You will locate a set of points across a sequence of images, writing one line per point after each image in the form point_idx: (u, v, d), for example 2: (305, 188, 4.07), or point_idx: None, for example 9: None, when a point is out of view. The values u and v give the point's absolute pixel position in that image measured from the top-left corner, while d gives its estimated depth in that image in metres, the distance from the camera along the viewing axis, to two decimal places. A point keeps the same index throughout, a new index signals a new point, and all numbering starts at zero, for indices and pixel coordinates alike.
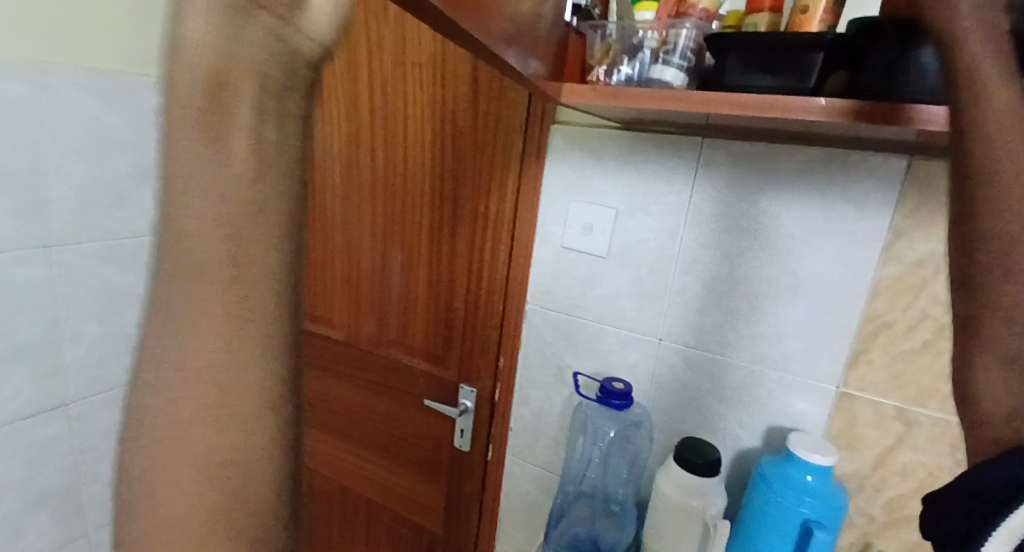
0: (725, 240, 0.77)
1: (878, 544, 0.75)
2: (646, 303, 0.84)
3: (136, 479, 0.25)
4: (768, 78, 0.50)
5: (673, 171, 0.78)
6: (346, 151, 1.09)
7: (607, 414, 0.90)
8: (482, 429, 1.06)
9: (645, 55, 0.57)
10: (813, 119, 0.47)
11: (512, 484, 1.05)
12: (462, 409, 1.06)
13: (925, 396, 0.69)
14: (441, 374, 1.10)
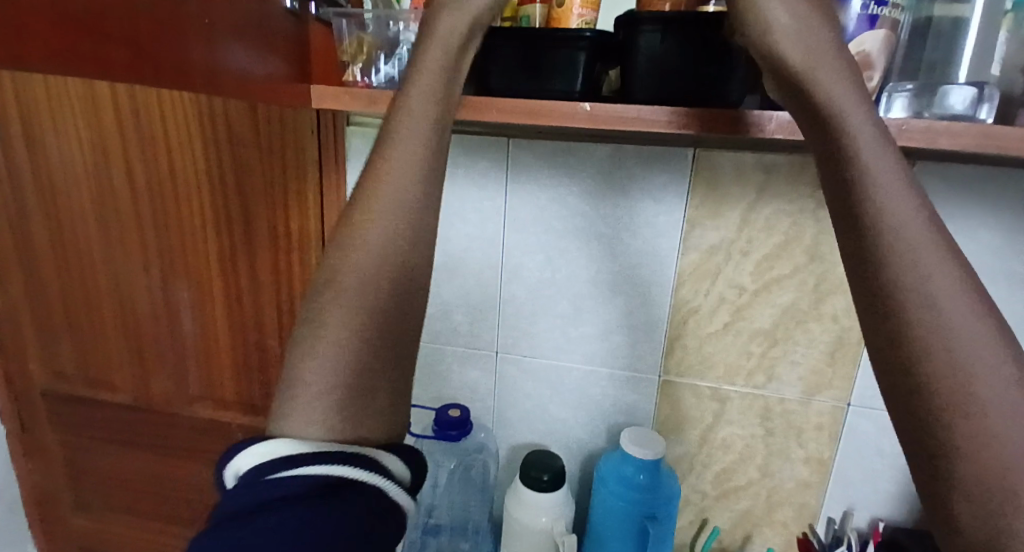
0: (545, 244, 0.74)
1: (712, 516, 0.79)
2: (477, 317, 0.79)
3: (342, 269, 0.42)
4: (535, 78, 0.48)
5: (486, 175, 0.73)
6: (99, 174, 0.89)
7: (447, 449, 0.82)
8: None
9: (405, 48, 0.54)
10: (581, 124, 0.47)
11: None
12: None
13: (733, 372, 0.73)
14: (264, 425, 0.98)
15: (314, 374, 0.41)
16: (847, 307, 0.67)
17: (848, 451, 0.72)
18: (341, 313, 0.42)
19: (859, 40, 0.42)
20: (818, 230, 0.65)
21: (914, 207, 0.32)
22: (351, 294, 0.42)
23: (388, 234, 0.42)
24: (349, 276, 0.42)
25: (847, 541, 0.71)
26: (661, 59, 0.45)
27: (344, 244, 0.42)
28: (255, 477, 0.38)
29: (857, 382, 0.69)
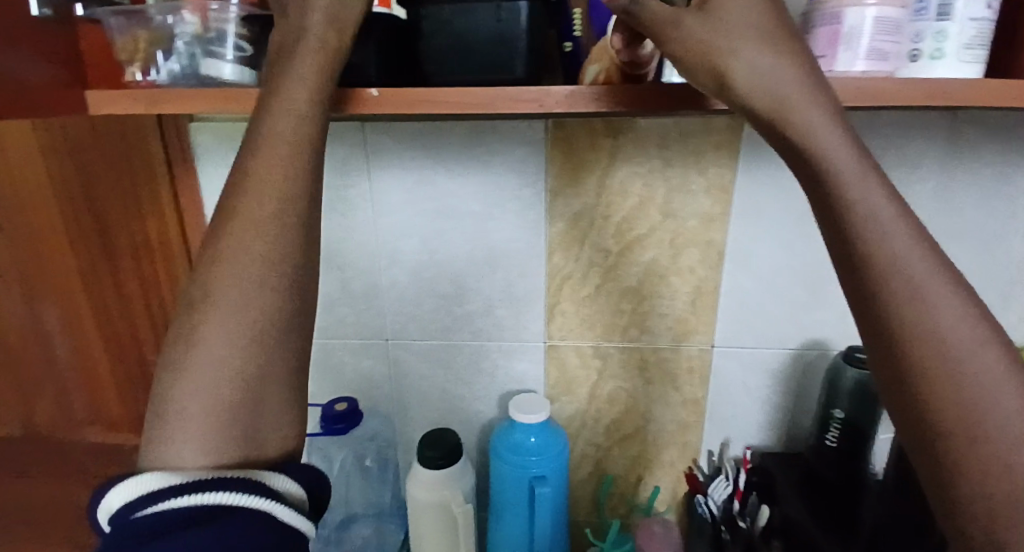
0: (416, 225, 0.74)
1: (608, 466, 0.84)
2: (360, 307, 0.78)
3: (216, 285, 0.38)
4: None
5: (345, 161, 0.71)
6: None
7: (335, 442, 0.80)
8: None
9: (182, 43, 0.48)
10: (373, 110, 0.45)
11: None
12: None
13: (610, 330, 0.77)
14: None
15: (190, 402, 0.37)
16: (702, 259, 0.71)
17: (719, 389, 0.79)
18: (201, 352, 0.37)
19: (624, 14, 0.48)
20: (668, 189, 0.68)
21: (880, 204, 0.33)
22: (210, 336, 0.37)
23: (246, 263, 0.38)
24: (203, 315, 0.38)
25: (726, 471, 0.78)
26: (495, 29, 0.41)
27: (203, 280, 0.38)
28: (124, 518, 0.33)
29: (717, 326, 0.75)
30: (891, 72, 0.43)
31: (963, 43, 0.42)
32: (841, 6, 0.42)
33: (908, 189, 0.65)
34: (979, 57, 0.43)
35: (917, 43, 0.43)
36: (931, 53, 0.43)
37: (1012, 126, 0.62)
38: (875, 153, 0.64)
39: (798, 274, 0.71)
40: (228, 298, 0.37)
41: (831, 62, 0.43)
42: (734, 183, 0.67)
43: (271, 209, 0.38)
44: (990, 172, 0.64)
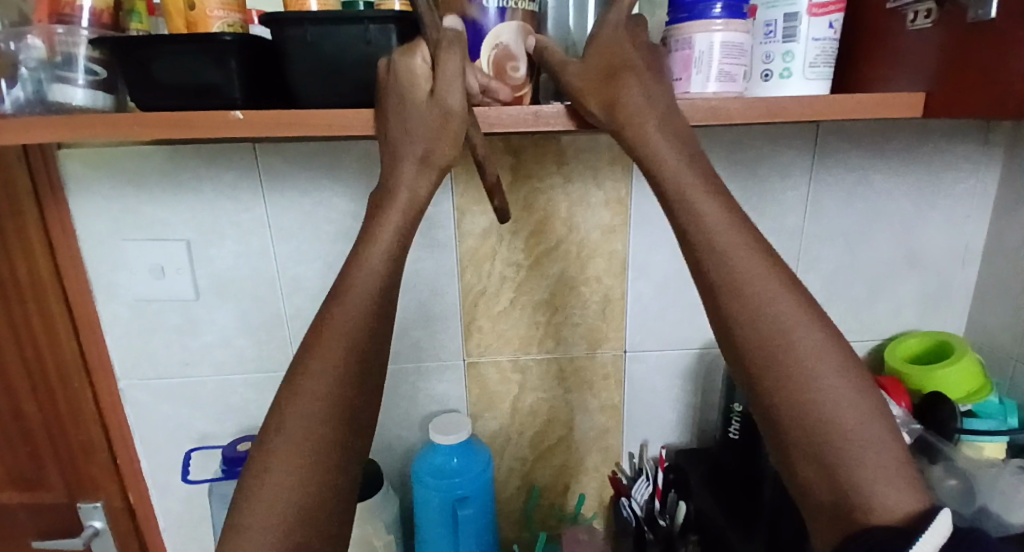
0: (320, 250, 0.71)
1: (534, 478, 0.84)
2: (263, 338, 0.75)
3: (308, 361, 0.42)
4: (186, 84, 0.44)
5: (236, 186, 0.68)
6: None
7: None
8: (128, 540, 0.83)
9: (27, 70, 0.46)
10: (240, 133, 0.43)
11: None
12: (86, 533, 0.80)
13: (527, 344, 0.77)
14: (43, 499, 0.79)
15: (270, 477, 0.40)
16: (608, 268, 0.74)
17: (634, 392, 0.81)
18: (304, 454, 0.40)
19: (496, 33, 0.45)
20: (569, 203, 0.70)
21: (773, 284, 0.41)
22: (304, 434, 0.41)
23: (347, 347, 0.42)
24: (299, 418, 0.41)
25: (646, 471, 0.80)
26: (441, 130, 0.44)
27: (297, 363, 0.43)
28: None
29: (627, 332, 0.77)
30: (740, 92, 0.46)
31: (805, 62, 0.47)
32: (691, 32, 0.45)
33: (781, 195, 0.71)
34: (822, 74, 0.48)
35: (769, 64, 0.48)
36: (780, 73, 0.48)
37: (865, 136, 0.69)
38: (752, 164, 0.69)
39: (695, 277, 0.75)
40: (315, 373, 0.42)
41: (687, 84, 0.46)
42: (630, 195, 0.70)
43: (370, 290, 0.43)
44: (851, 177, 0.71)
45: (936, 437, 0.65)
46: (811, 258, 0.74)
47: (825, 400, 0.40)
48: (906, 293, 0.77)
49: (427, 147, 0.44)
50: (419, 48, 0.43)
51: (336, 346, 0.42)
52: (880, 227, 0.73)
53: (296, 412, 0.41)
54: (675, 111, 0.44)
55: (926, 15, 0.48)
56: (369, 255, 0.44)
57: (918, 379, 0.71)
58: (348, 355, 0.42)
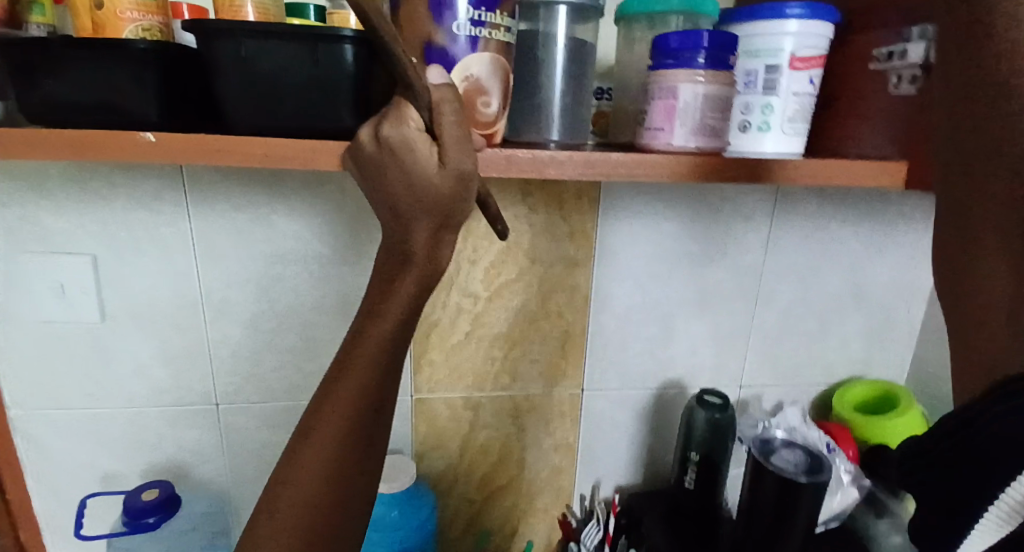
0: (254, 273, 0.64)
1: (482, 519, 0.79)
2: (184, 366, 0.67)
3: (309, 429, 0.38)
4: (83, 96, 0.36)
5: (157, 197, 0.60)
6: None
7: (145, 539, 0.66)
8: None
9: None
10: (151, 159, 0.37)
11: None
12: None
13: (480, 380, 0.72)
14: None
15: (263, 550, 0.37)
16: (569, 303, 0.70)
17: (589, 432, 0.77)
18: (304, 504, 0.37)
19: (466, 63, 0.37)
20: (533, 234, 0.66)
21: None
22: (302, 507, 0.37)
23: (349, 421, 0.37)
24: (309, 470, 0.37)
25: (596, 514, 0.76)
26: (456, 194, 0.35)
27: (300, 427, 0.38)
28: None
29: (587, 369, 0.73)
30: (724, 146, 0.43)
31: (784, 117, 0.44)
32: (676, 80, 0.41)
33: (745, 236, 0.69)
34: (800, 131, 0.45)
35: (747, 115, 0.45)
36: (758, 126, 0.45)
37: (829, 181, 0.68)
38: (716, 204, 0.67)
39: (656, 315, 0.72)
40: (315, 446, 0.37)
41: (669, 135, 0.42)
42: (597, 229, 0.67)
43: (378, 361, 0.37)
44: (815, 221, 0.69)
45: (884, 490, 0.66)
46: (769, 300, 0.72)
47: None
48: (856, 334, 0.76)
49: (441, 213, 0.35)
50: (407, 114, 0.33)
51: (339, 416, 0.37)
52: (841, 271, 0.72)
53: (305, 457, 0.37)
54: (654, 163, 0.40)
55: (911, 80, 0.45)
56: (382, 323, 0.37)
57: (866, 429, 0.70)
58: (350, 431, 0.38)
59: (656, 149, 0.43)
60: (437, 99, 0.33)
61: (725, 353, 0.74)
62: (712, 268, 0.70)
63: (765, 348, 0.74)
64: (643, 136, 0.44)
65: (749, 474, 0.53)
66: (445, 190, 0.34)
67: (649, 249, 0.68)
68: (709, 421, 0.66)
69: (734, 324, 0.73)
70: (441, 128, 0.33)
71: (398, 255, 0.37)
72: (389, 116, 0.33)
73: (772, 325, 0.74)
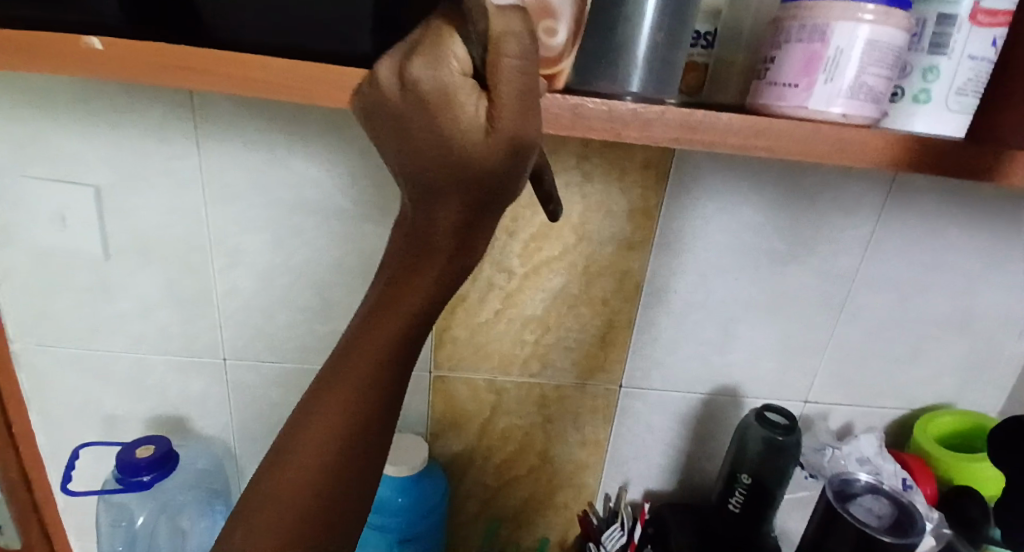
0: (267, 221, 0.57)
1: (494, 509, 0.73)
2: (189, 315, 0.61)
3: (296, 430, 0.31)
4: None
5: (163, 125, 0.53)
6: None
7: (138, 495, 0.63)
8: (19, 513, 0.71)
9: None
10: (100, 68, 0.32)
11: None
12: None
13: (508, 363, 0.65)
14: None
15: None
16: (617, 290, 0.61)
17: (623, 431, 0.69)
18: (280, 523, 0.30)
19: None
20: (585, 207, 0.57)
21: None
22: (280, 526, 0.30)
23: (343, 425, 0.30)
24: (291, 480, 0.30)
25: (621, 518, 0.68)
26: (501, 173, 0.24)
27: (287, 427, 0.31)
28: None
29: (628, 365, 0.65)
30: (874, 120, 0.34)
31: (950, 86, 0.34)
32: (829, 19, 0.31)
33: (837, 234, 0.58)
34: (969, 107, 0.34)
35: (898, 80, 0.35)
36: (914, 95, 0.35)
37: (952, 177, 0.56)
38: (809, 193, 0.56)
39: (716, 314, 0.62)
40: (299, 451, 0.30)
41: (804, 96, 0.32)
42: (660, 209, 0.57)
43: (381, 354, 0.30)
44: (927, 224, 0.58)
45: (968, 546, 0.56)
46: (856, 310, 0.62)
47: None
48: (950, 359, 0.65)
49: (477, 196, 0.25)
50: (452, 49, 0.23)
51: (332, 417, 0.30)
52: (945, 285, 0.61)
53: (286, 470, 0.30)
54: (753, 128, 0.31)
55: None
56: (394, 313, 0.29)
57: (950, 466, 0.60)
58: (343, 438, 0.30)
59: (783, 112, 0.34)
60: (499, 30, 0.23)
61: (790, 364, 0.65)
62: (791, 267, 0.60)
63: (838, 363, 0.64)
64: (762, 93, 0.35)
65: (819, 517, 0.44)
66: (489, 163, 0.24)
67: (719, 238, 0.58)
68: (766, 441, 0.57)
69: (806, 333, 0.63)
70: (496, 72, 0.23)
71: (416, 238, 0.27)
72: (428, 44, 0.23)
73: (851, 339, 0.63)
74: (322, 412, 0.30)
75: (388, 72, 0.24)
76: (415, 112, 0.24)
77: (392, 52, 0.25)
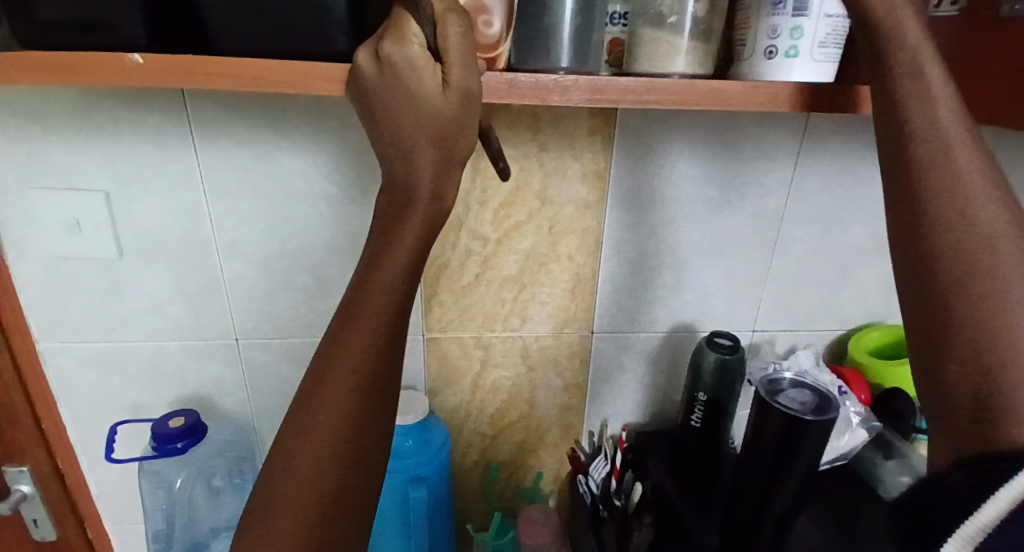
0: (262, 211, 0.65)
1: (492, 454, 0.82)
2: (199, 303, 0.68)
3: (327, 361, 0.36)
4: (74, 15, 0.37)
5: (159, 132, 0.60)
6: None
7: (173, 463, 0.71)
8: (61, 503, 0.78)
9: None
10: (134, 81, 0.37)
11: (131, 542, 0.83)
12: (16, 498, 0.73)
13: (491, 320, 0.73)
14: None
15: (284, 487, 0.35)
16: (580, 245, 0.69)
17: (598, 373, 0.78)
18: (329, 440, 0.35)
19: None
20: (544, 174, 0.65)
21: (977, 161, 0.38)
22: (329, 443, 0.35)
23: (368, 355, 0.36)
24: (332, 402, 0.35)
25: (605, 450, 0.77)
26: (459, 117, 0.35)
27: (317, 362, 0.36)
28: None
29: (597, 312, 0.74)
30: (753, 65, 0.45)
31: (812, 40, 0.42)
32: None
33: (764, 178, 0.67)
34: (830, 57, 0.43)
35: (774, 41, 0.43)
36: (785, 52, 0.43)
37: (853, 120, 0.65)
38: (735, 144, 0.65)
39: (668, 259, 0.71)
40: (335, 379, 0.35)
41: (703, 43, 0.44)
42: (610, 169, 0.65)
43: (392, 297, 0.36)
44: (837, 163, 0.67)
45: (894, 432, 0.68)
46: (786, 245, 0.71)
47: (973, 205, 0.38)
48: (875, 280, 0.75)
49: (442, 138, 0.35)
50: (410, 32, 0.34)
51: (359, 348, 0.35)
52: (860, 215, 0.70)
53: (324, 394, 0.35)
54: (659, 85, 0.39)
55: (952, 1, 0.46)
56: (394, 265, 0.36)
57: (876, 370, 0.70)
58: (371, 365, 0.36)
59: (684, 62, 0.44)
60: (443, 9, 0.33)
61: (736, 297, 0.74)
62: (728, 211, 0.69)
63: (777, 293, 0.74)
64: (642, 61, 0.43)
65: (755, 413, 0.53)
66: (450, 105, 0.34)
67: (665, 191, 0.67)
68: (718, 363, 0.67)
69: (747, 268, 0.72)
70: (446, 42, 0.33)
71: (403, 187, 0.36)
72: (390, 35, 0.34)
73: (786, 270, 0.72)
74: (350, 344, 0.36)
75: (367, 61, 0.35)
76: (390, 81, 0.34)
77: (366, 44, 0.35)
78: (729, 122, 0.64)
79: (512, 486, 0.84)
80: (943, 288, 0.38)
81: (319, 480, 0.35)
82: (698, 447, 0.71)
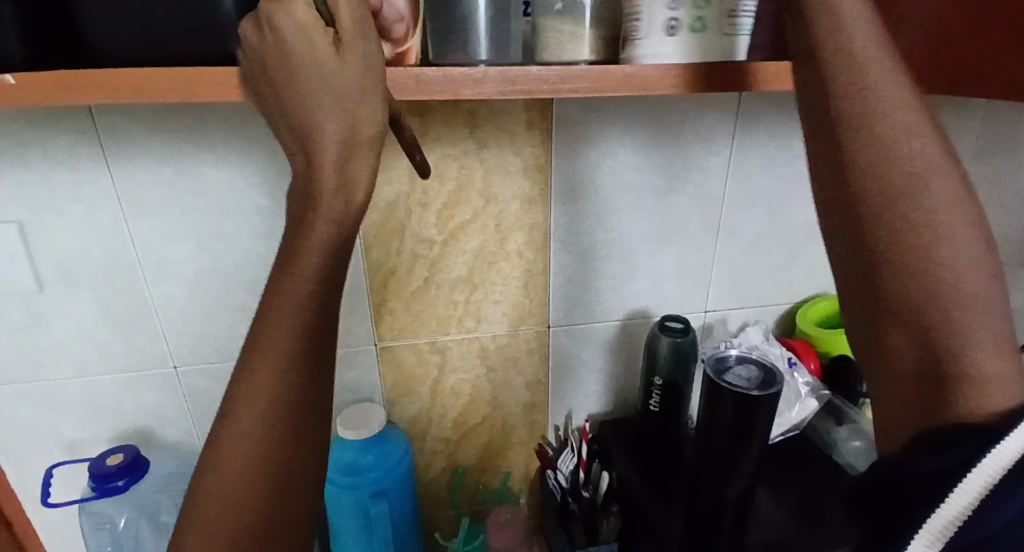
0: (191, 229, 0.61)
1: (458, 459, 0.80)
2: (133, 332, 0.65)
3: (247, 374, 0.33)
4: None
5: (71, 153, 0.57)
6: None
7: (119, 502, 0.67)
8: None
9: None
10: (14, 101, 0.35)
11: None
12: None
13: (444, 324, 0.72)
14: None
15: (211, 509, 0.33)
16: (528, 241, 0.68)
17: (558, 367, 0.77)
18: (255, 457, 0.33)
19: None
20: (485, 171, 0.64)
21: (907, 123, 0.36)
22: (255, 460, 0.33)
23: (289, 366, 0.33)
24: (255, 418, 0.33)
25: (571, 443, 0.76)
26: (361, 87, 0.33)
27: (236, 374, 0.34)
28: None
29: (551, 307, 0.73)
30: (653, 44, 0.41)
31: (715, 16, 0.40)
32: None
33: (704, 161, 0.67)
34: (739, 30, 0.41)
35: (676, 12, 0.39)
36: (689, 26, 0.40)
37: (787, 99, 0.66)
38: (674, 129, 0.65)
39: (618, 248, 0.71)
40: (255, 394, 0.33)
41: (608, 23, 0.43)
42: (551, 163, 0.64)
43: (308, 303, 0.33)
44: (774, 142, 0.68)
45: (843, 401, 0.69)
46: (732, 226, 0.71)
47: (908, 182, 0.36)
48: (821, 255, 0.76)
49: (353, 144, 0.33)
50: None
51: (277, 362, 0.33)
52: (801, 191, 0.71)
53: (245, 409, 0.33)
54: (579, 73, 0.39)
55: None
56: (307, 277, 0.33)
57: (826, 342, 0.72)
58: (293, 376, 0.33)
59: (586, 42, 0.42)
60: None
61: (688, 281, 0.74)
62: (673, 196, 0.68)
63: (728, 274, 0.74)
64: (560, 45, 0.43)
65: (706, 394, 0.53)
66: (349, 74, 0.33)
67: (610, 182, 0.66)
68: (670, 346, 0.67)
69: (696, 251, 0.72)
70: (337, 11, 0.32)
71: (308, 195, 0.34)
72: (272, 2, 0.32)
73: (734, 251, 0.73)
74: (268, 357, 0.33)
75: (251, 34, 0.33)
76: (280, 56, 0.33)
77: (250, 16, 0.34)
78: (665, 107, 0.64)
79: (481, 489, 0.82)
80: (879, 267, 0.37)
81: (248, 498, 0.33)
82: (659, 434, 0.71)
